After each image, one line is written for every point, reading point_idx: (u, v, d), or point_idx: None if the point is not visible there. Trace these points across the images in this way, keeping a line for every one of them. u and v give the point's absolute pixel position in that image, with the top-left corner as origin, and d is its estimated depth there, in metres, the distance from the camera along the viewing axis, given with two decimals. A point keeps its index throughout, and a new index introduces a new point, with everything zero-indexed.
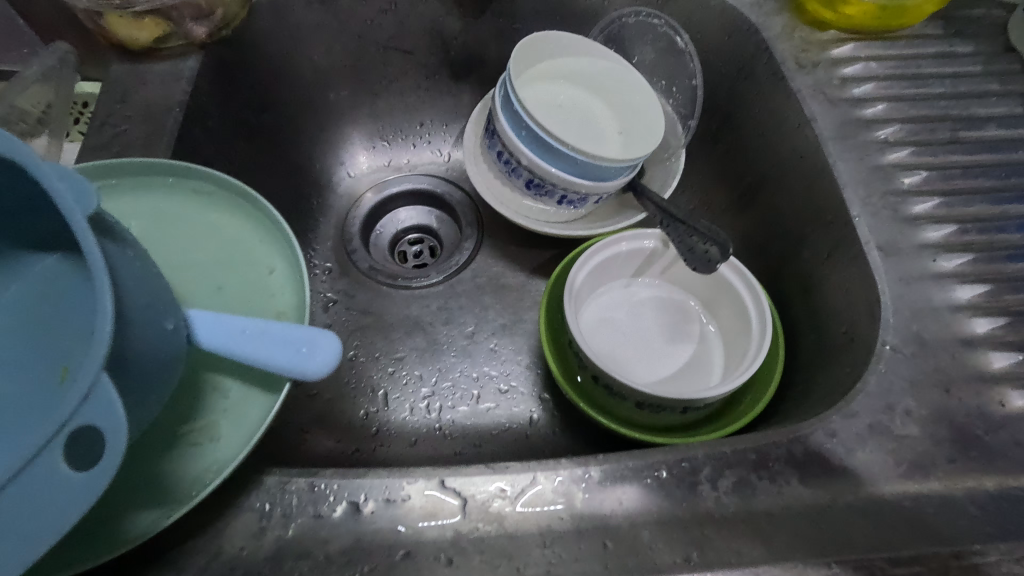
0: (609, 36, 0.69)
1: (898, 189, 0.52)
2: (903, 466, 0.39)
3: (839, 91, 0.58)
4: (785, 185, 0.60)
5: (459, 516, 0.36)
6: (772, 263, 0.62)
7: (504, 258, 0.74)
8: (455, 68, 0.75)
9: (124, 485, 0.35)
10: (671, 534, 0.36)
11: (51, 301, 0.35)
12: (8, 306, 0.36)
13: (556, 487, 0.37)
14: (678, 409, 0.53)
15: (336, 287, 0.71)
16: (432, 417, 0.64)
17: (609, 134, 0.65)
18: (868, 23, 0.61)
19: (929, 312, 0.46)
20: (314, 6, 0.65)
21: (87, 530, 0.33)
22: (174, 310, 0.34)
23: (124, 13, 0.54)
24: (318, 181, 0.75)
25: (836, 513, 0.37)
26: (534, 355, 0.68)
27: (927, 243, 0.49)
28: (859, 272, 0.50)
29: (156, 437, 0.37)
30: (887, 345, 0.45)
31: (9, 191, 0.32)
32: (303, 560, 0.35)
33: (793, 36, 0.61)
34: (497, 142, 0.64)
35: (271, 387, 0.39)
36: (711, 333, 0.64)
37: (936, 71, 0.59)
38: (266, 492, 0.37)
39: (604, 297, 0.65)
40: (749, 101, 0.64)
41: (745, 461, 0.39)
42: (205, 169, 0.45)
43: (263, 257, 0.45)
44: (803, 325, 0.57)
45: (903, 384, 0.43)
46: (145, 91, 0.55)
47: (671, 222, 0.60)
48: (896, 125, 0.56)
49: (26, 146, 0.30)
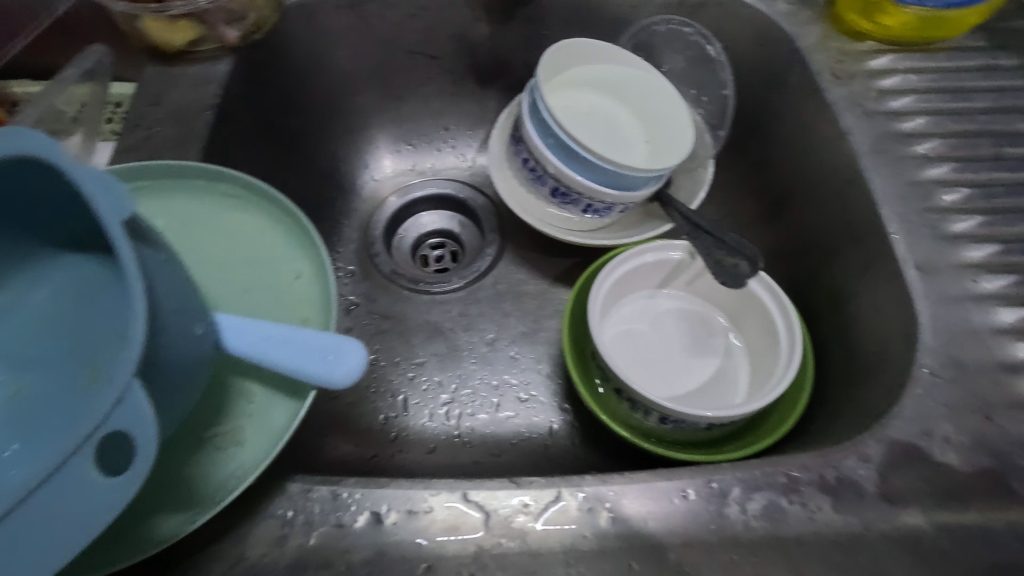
0: (638, 43, 0.68)
1: (937, 206, 0.50)
2: (941, 496, 0.38)
3: (876, 104, 0.56)
4: (817, 198, 0.59)
5: (481, 530, 0.36)
6: (802, 277, 0.60)
7: (526, 264, 0.73)
8: (482, 74, 0.74)
9: (149, 488, 0.35)
10: (697, 557, 0.35)
11: (84, 302, 0.36)
12: (43, 307, 0.37)
13: (580, 504, 0.37)
14: (703, 426, 0.52)
15: (358, 290, 0.71)
16: (451, 424, 0.64)
17: (637, 143, 0.65)
18: (907, 34, 0.59)
19: (969, 334, 0.44)
20: (344, 11, 0.65)
21: (113, 533, 0.33)
22: (203, 315, 0.35)
23: (160, 16, 0.54)
24: (342, 184, 0.75)
25: (869, 542, 0.36)
26: (555, 365, 0.67)
27: (968, 263, 0.48)
28: (895, 291, 0.48)
29: (181, 441, 0.37)
30: (924, 369, 0.43)
31: (45, 193, 0.33)
32: (324, 570, 0.35)
33: (828, 47, 0.60)
34: (523, 149, 0.64)
35: (295, 393, 0.39)
36: (736, 347, 0.62)
37: (978, 84, 0.57)
38: (289, 499, 0.37)
39: (627, 308, 0.64)
40: (781, 112, 0.63)
41: (775, 485, 0.38)
42: (234, 172, 0.46)
43: (289, 260, 0.44)
44: (833, 343, 0.55)
45: (941, 409, 0.41)
46: (177, 94, 0.56)
47: (698, 234, 0.59)
48: (935, 140, 0.54)
49: (64, 149, 0.30)
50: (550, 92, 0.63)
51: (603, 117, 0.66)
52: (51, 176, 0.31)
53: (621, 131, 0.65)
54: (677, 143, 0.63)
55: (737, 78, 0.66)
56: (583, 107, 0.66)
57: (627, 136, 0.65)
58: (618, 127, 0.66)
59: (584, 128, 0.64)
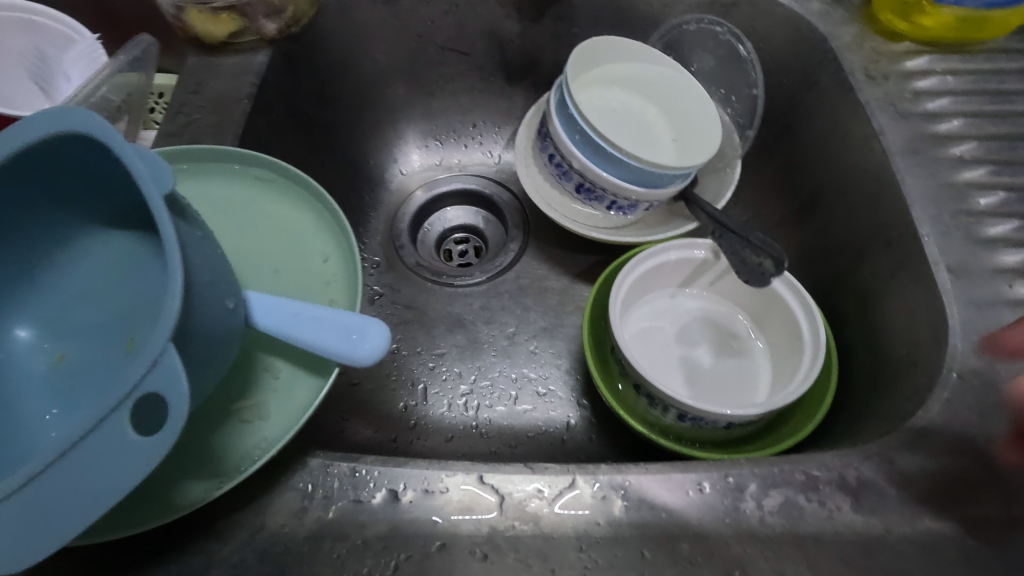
0: (668, 43, 0.68)
1: (972, 209, 0.49)
2: (966, 501, 0.37)
3: (911, 104, 0.55)
4: (847, 200, 0.58)
5: (496, 512, 0.36)
6: (829, 280, 0.59)
7: (549, 261, 0.74)
8: (511, 71, 0.75)
9: (179, 455, 0.36)
10: (711, 550, 0.35)
11: (126, 276, 0.37)
12: (87, 280, 0.38)
13: (594, 492, 0.37)
14: (722, 424, 0.51)
15: (383, 281, 0.72)
16: (469, 414, 0.64)
17: (664, 141, 0.65)
18: (946, 35, 0.58)
19: (1002, 340, 0.43)
20: (378, 7, 0.67)
21: (144, 496, 0.35)
22: (234, 290, 0.36)
23: (204, 8, 0.57)
24: (371, 177, 0.76)
25: (889, 544, 0.35)
26: (574, 360, 0.67)
27: (1002, 268, 0.46)
28: (925, 294, 0.47)
29: (210, 412, 0.38)
30: (953, 373, 0.42)
31: (93, 171, 0.34)
32: (341, 542, 0.36)
33: (863, 47, 0.59)
34: (549, 145, 0.65)
35: (319, 371, 0.40)
36: (759, 349, 0.62)
37: (1019, 87, 0.55)
38: (309, 473, 0.38)
39: (649, 307, 0.64)
40: (812, 113, 0.62)
41: (793, 482, 0.37)
42: (268, 157, 0.47)
43: (318, 244, 0.46)
44: (858, 347, 0.54)
45: (970, 414, 0.40)
46: (217, 83, 0.58)
47: (724, 233, 0.59)
48: (972, 142, 0.53)
49: (110, 126, 0.31)
50: (578, 88, 0.64)
51: (631, 114, 0.65)
52: (99, 153, 0.33)
53: (649, 129, 0.65)
54: (705, 141, 0.63)
55: (767, 78, 0.66)
56: (612, 104, 0.66)
57: (655, 134, 0.65)
58: (647, 125, 0.65)
59: (611, 125, 0.64)
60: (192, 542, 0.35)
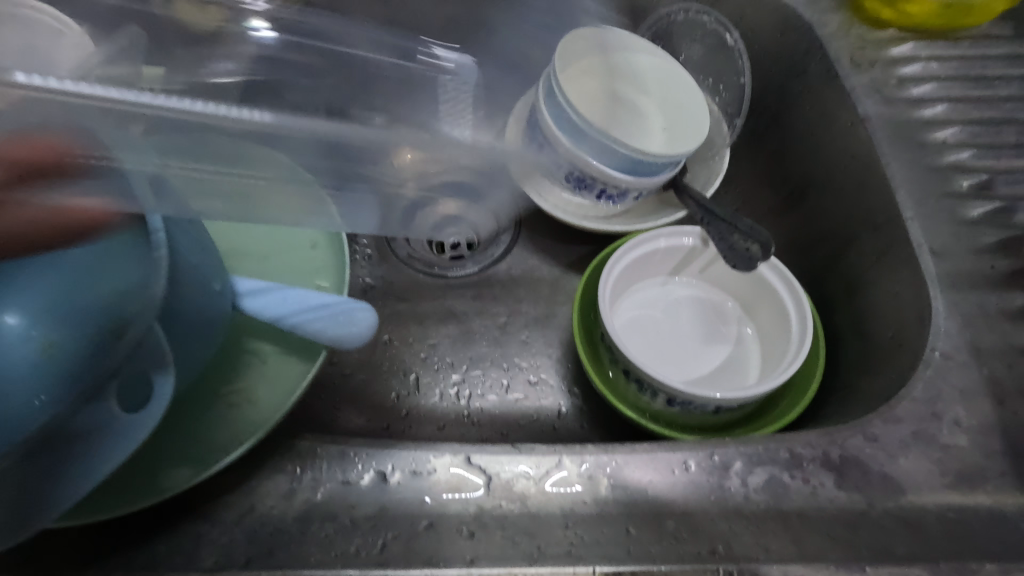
0: (656, 33, 0.69)
1: (956, 192, 0.50)
2: (949, 476, 0.37)
3: (896, 91, 0.56)
4: (835, 186, 0.58)
5: (483, 491, 0.37)
6: (817, 266, 0.60)
7: (540, 252, 0.74)
8: (501, 64, 0.75)
9: (167, 438, 0.36)
10: (696, 527, 0.35)
11: None
12: None
13: (581, 471, 0.37)
14: (711, 408, 0.52)
15: (375, 273, 0.73)
16: (461, 404, 0.64)
17: (653, 130, 0.65)
18: (931, 23, 0.58)
19: (985, 319, 0.43)
20: None
21: (132, 477, 0.35)
22: (221, 274, 0.36)
23: None
24: None
25: (873, 519, 0.36)
26: (565, 350, 0.68)
27: (986, 249, 0.47)
28: (909, 276, 0.48)
29: (198, 395, 0.38)
30: (937, 352, 0.42)
31: None
32: (329, 522, 0.36)
33: (849, 34, 0.59)
34: (538, 134, 0.65)
35: (309, 354, 0.40)
36: (748, 336, 0.62)
37: (1003, 73, 0.56)
38: (298, 456, 0.38)
39: (639, 295, 0.64)
40: (800, 101, 0.63)
41: (778, 460, 0.38)
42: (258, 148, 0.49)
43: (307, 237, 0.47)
44: (846, 331, 0.55)
45: (953, 392, 0.41)
46: None
47: (712, 220, 0.59)
48: (956, 127, 0.53)
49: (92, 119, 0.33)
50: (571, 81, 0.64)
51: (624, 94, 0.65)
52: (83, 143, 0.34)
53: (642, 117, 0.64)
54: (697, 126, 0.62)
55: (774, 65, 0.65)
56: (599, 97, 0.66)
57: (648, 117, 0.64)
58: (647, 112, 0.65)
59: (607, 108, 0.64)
60: (180, 524, 0.36)
